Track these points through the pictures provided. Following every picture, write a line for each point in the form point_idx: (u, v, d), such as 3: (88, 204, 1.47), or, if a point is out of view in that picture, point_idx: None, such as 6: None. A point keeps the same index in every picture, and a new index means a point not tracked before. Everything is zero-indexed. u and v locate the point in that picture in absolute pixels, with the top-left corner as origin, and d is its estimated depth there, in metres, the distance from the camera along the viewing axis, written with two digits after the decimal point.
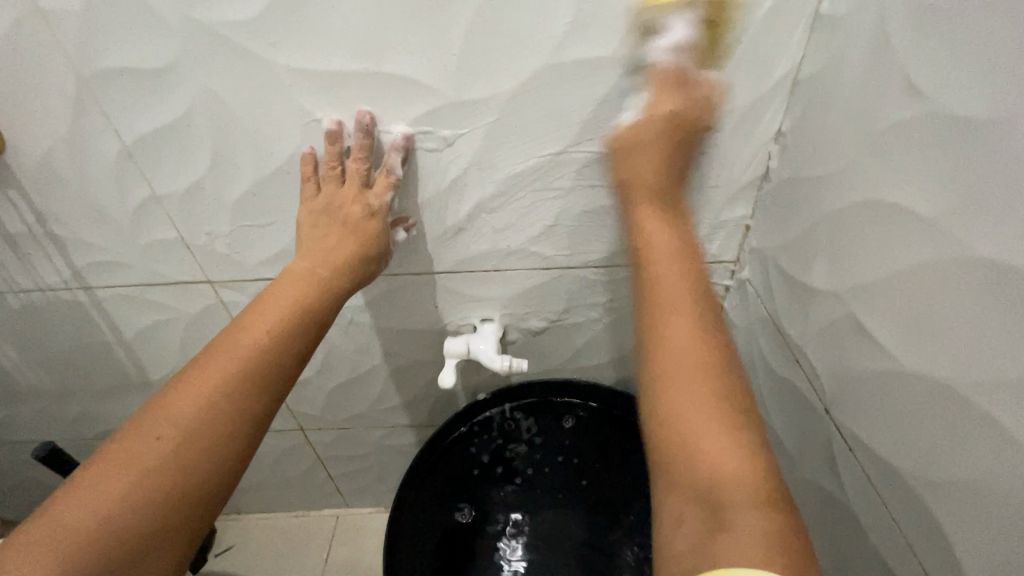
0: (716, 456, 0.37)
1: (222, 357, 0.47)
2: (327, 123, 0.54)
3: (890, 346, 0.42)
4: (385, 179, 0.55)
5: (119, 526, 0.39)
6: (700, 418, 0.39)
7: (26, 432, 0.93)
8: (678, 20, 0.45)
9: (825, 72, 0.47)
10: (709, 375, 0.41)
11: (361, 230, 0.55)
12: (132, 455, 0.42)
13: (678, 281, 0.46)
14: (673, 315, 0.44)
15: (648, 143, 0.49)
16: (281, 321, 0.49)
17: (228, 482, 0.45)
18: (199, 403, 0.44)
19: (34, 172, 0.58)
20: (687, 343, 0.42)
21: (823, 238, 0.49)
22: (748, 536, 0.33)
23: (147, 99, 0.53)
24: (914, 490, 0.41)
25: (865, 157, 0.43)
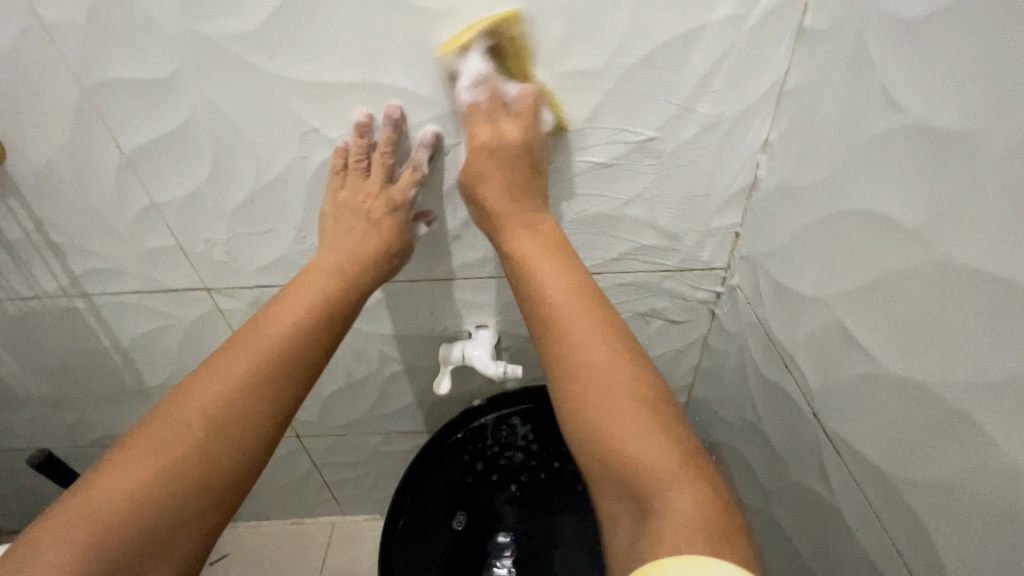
0: (634, 452, 0.40)
1: (253, 345, 0.48)
2: (356, 114, 0.54)
3: (875, 350, 0.43)
4: (409, 175, 0.56)
5: (149, 510, 0.40)
6: (612, 419, 0.42)
7: (21, 440, 0.93)
8: (476, 55, 0.50)
9: (809, 85, 0.49)
10: (617, 374, 0.43)
11: (382, 227, 0.58)
12: (166, 438, 0.43)
13: (565, 289, 0.49)
14: (567, 323, 0.47)
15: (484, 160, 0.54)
16: (307, 315, 0.51)
17: (256, 467, 0.46)
18: (232, 388, 0.45)
19: (35, 180, 0.59)
20: (588, 348, 0.45)
21: (810, 245, 0.50)
22: (678, 520, 0.35)
23: (147, 109, 0.54)
24: (900, 492, 0.42)
25: (847, 167, 0.44)
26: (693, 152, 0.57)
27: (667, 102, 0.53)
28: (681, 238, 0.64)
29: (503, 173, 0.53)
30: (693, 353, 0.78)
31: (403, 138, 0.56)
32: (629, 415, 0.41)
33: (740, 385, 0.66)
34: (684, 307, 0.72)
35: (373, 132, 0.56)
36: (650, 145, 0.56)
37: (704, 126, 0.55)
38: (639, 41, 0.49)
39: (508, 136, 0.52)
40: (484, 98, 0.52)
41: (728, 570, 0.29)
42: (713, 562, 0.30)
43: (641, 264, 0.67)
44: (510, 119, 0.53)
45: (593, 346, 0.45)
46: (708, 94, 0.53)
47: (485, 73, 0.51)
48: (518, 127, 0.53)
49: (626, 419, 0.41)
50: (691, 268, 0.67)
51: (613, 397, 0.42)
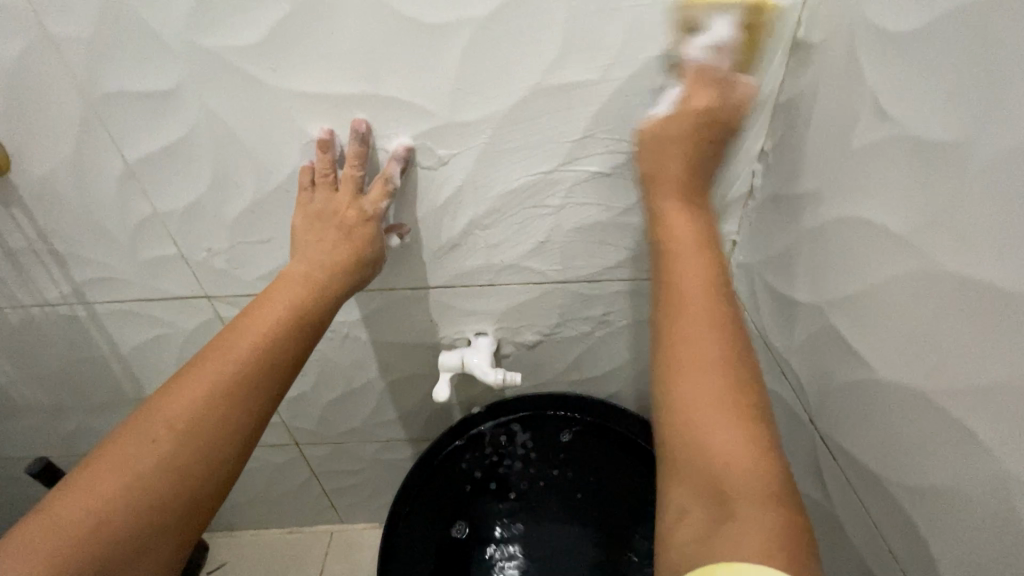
0: (737, 460, 0.36)
1: (220, 360, 0.47)
2: (319, 132, 0.55)
3: (869, 357, 0.43)
4: (381, 186, 0.56)
5: (111, 526, 0.40)
6: (720, 415, 0.38)
7: (20, 448, 0.93)
8: (728, 19, 0.46)
9: (803, 95, 0.49)
10: (732, 370, 0.40)
11: (354, 236, 0.56)
12: (130, 456, 0.42)
13: (702, 273, 0.44)
14: (694, 305, 0.43)
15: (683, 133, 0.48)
16: (276, 327, 0.50)
17: (225, 480, 0.46)
18: (196, 406, 0.45)
19: (38, 190, 0.59)
20: (708, 332, 0.41)
21: (804, 252, 0.50)
22: (754, 534, 0.33)
23: (151, 120, 0.54)
24: (895, 498, 0.42)
25: (840, 176, 0.45)
26: None
27: None
28: None
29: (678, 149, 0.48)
30: None
31: (372, 152, 0.57)
32: (739, 417, 0.38)
33: None
34: None
35: (336, 148, 0.56)
36: None
37: None
38: (636, 54, 0.50)
39: (708, 103, 0.47)
40: (722, 68, 0.47)
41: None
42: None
43: (639, 272, 0.68)
44: (710, 89, 0.47)
45: (715, 332, 0.41)
46: None
47: (732, 40, 0.47)
48: (708, 93, 0.47)
49: (732, 420, 0.38)
50: None
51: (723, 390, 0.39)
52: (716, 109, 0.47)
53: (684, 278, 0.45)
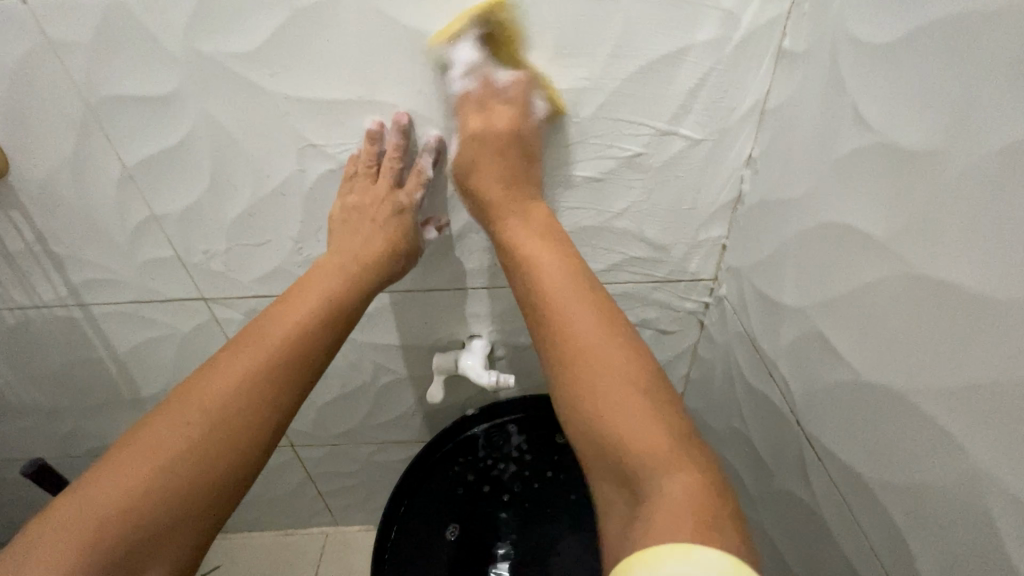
0: (629, 438, 0.40)
1: (256, 346, 0.48)
2: (369, 123, 0.55)
3: (851, 359, 0.44)
4: (416, 179, 0.59)
5: (146, 507, 0.41)
6: (606, 402, 0.42)
7: (15, 449, 0.93)
8: (467, 44, 0.51)
9: (789, 103, 0.51)
10: (599, 356, 0.44)
11: (389, 227, 0.58)
12: (165, 438, 0.43)
13: (565, 277, 0.49)
14: (557, 308, 0.48)
15: (480, 149, 0.55)
16: (311, 316, 0.51)
17: (253, 468, 0.46)
18: (233, 389, 0.46)
19: (37, 192, 0.60)
20: (573, 327, 0.46)
21: (790, 257, 0.52)
22: (670, 499, 0.35)
23: (149, 124, 0.55)
24: (878, 498, 0.43)
25: (825, 183, 0.46)
26: (679, 167, 0.59)
27: (653, 119, 0.55)
28: (669, 250, 0.66)
29: (501, 160, 0.55)
30: (683, 362, 0.79)
31: (412, 145, 0.58)
32: (623, 397, 0.41)
33: (728, 393, 0.68)
34: (673, 317, 0.73)
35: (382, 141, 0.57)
36: (637, 160, 0.58)
37: (689, 142, 0.57)
38: (625, 62, 0.51)
39: (500, 124, 0.54)
40: (500, 90, 0.53)
41: (703, 559, 0.28)
42: (697, 551, 0.29)
43: (631, 275, 0.69)
44: (505, 105, 0.54)
45: (576, 325, 0.46)
46: (693, 111, 0.55)
47: (478, 59, 0.52)
48: (510, 112, 0.54)
49: (620, 402, 0.41)
50: (680, 279, 0.69)
51: (603, 381, 0.43)
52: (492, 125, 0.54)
53: (546, 282, 0.49)
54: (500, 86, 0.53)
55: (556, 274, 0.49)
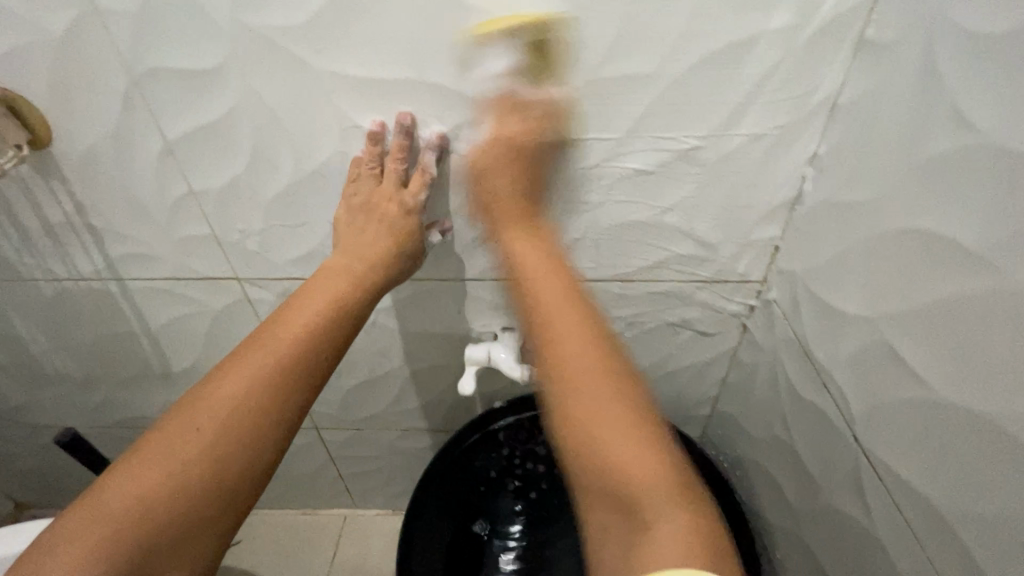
0: (629, 467, 0.38)
1: (260, 351, 0.46)
2: (371, 123, 0.55)
3: (929, 376, 0.41)
4: (420, 179, 0.57)
5: (153, 516, 0.40)
6: (609, 431, 0.39)
7: (49, 417, 0.95)
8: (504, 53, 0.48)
9: (866, 99, 0.47)
10: (596, 377, 0.41)
11: (395, 229, 0.57)
12: (173, 449, 0.42)
13: (562, 289, 0.46)
14: (549, 317, 0.45)
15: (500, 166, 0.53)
16: (316, 318, 0.49)
17: (266, 473, 0.45)
18: (239, 397, 0.44)
19: (78, 165, 0.60)
20: (570, 341, 0.43)
21: (856, 264, 0.49)
22: (674, 534, 0.35)
23: (191, 98, 0.54)
24: (949, 522, 0.41)
25: (906, 187, 0.43)
26: (736, 163, 0.56)
27: (715, 110, 0.52)
28: (718, 249, 0.63)
29: (510, 167, 0.53)
30: (721, 365, 0.77)
31: (416, 146, 0.57)
32: (627, 423, 0.39)
33: (772, 401, 0.65)
34: (716, 319, 0.70)
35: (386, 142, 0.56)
36: (693, 153, 0.55)
37: (750, 137, 0.54)
38: (691, 49, 0.48)
39: (513, 136, 0.52)
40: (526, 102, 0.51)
41: None
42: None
43: (675, 274, 0.66)
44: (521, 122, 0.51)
45: (577, 340, 0.43)
46: (759, 102, 0.51)
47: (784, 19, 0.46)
48: (527, 129, 0.52)
49: (615, 430, 0.39)
50: (726, 280, 0.66)
51: (608, 406, 0.40)
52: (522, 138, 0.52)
53: (540, 285, 0.47)
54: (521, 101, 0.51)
55: (558, 293, 0.46)
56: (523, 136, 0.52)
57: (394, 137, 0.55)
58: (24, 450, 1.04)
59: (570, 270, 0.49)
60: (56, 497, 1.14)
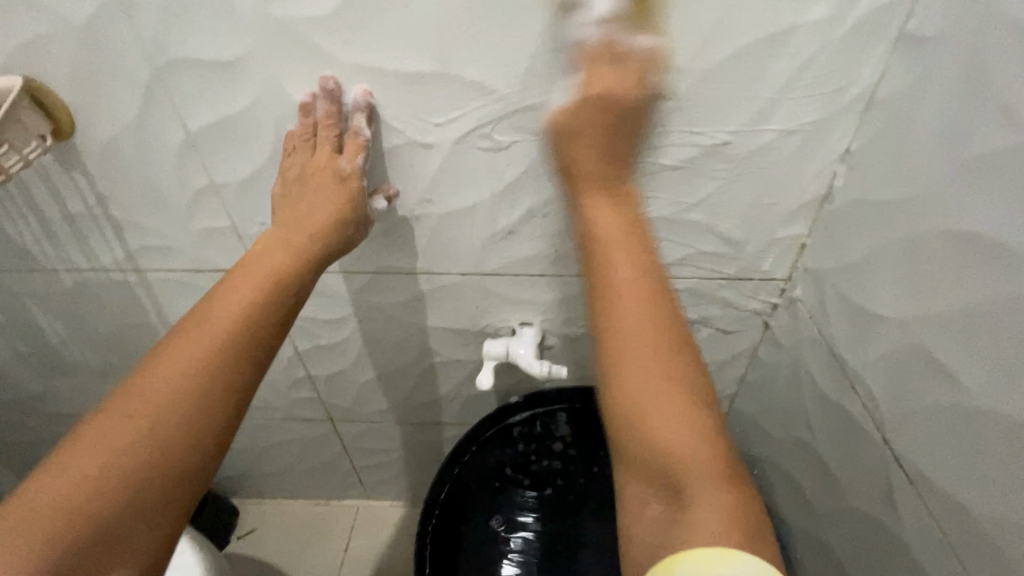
0: (680, 448, 0.41)
1: (199, 332, 0.45)
2: (303, 96, 0.53)
3: (968, 381, 0.41)
4: (355, 142, 0.55)
5: (87, 511, 0.39)
6: (658, 414, 0.42)
7: (67, 406, 0.96)
8: None
9: (905, 95, 0.46)
10: (659, 357, 0.44)
11: (334, 195, 0.54)
12: (106, 436, 0.41)
13: (632, 265, 0.48)
14: (615, 293, 0.47)
15: (592, 115, 0.49)
16: (256, 294, 0.48)
17: (214, 455, 0.44)
18: (176, 378, 0.43)
19: (100, 156, 0.59)
20: (633, 320, 0.45)
21: (891, 265, 0.48)
22: (710, 517, 0.38)
23: (213, 89, 0.53)
24: (983, 527, 0.41)
25: (947, 187, 0.42)
26: (765, 159, 0.54)
27: (745, 105, 0.51)
28: (742, 247, 0.62)
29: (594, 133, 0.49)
30: (740, 364, 0.76)
31: (345, 111, 0.54)
32: (675, 409, 0.42)
33: (794, 400, 0.64)
34: (737, 317, 0.70)
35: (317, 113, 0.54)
36: (724, 150, 0.54)
37: (781, 132, 0.52)
38: (724, 42, 0.47)
39: (606, 91, 0.48)
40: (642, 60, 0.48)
41: (753, 562, 0.33)
42: (744, 559, 0.33)
43: (697, 271, 0.65)
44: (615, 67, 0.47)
45: (639, 321, 0.45)
46: (791, 97, 0.50)
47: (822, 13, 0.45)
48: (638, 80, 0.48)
49: (668, 415, 0.42)
50: (750, 278, 0.65)
51: (656, 389, 0.43)
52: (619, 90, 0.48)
53: (609, 259, 0.48)
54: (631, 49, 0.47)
55: (627, 268, 0.47)
56: (618, 95, 0.48)
57: (322, 104, 0.53)
58: (42, 439, 1.05)
59: (642, 231, 0.50)
60: None
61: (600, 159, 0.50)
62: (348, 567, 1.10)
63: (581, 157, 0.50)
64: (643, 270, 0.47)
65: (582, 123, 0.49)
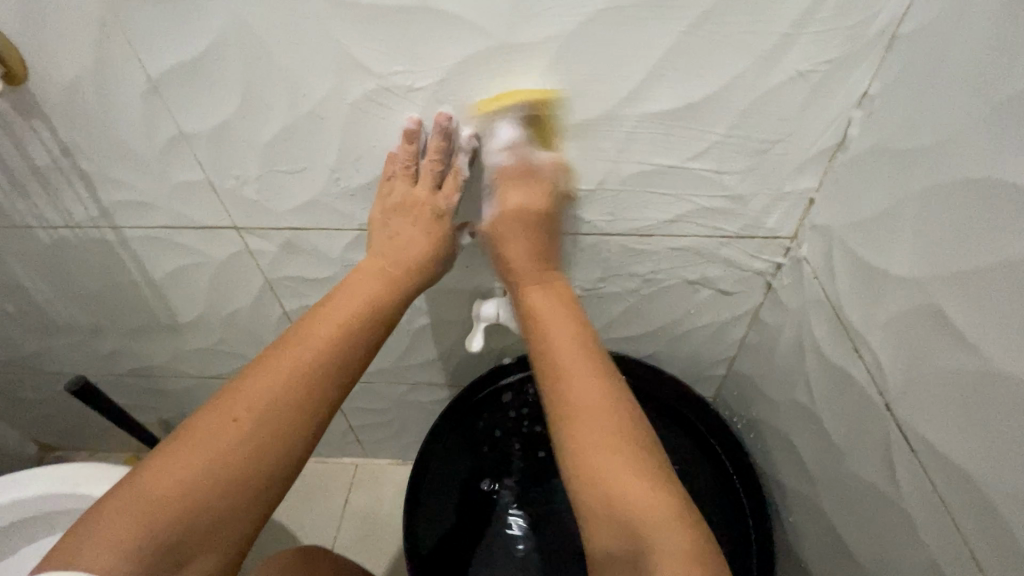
0: (632, 496, 0.42)
1: (301, 345, 0.48)
2: (406, 121, 0.54)
3: (983, 345, 0.38)
4: (453, 181, 0.57)
5: (191, 505, 0.41)
6: (615, 465, 0.43)
7: (60, 365, 0.96)
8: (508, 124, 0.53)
9: (935, 26, 0.41)
10: (599, 405, 0.46)
11: (433, 232, 0.58)
12: (213, 435, 0.43)
13: (561, 325, 0.51)
14: (552, 352, 0.50)
15: (510, 226, 0.57)
16: (353, 317, 0.51)
17: (297, 462, 0.46)
18: (279, 387, 0.46)
19: (60, 103, 0.56)
20: (572, 374, 0.48)
21: (908, 218, 0.44)
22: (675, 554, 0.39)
23: (173, 29, 0.49)
24: (986, 495, 0.39)
25: (978, 130, 0.37)
26: (774, 105, 0.50)
27: (756, 42, 0.46)
28: (747, 202, 0.58)
29: (528, 238, 0.57)
30: (741, 326, 0.73)
31: (452, 147, 0.56)
32: (623, 463, 0.43)
33: (796, 363, 0.62)
34: (739, 277, 0.66)
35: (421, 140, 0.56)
36: (728, 91, 0.49)
37: (794, 74, 0.48)
38: None
39: (534, 206, 0.56)
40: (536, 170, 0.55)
41: None
42: None
43: (697, 229, 0.61)
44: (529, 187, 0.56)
45: (578, 375, 0.48)
46: (808, 31, 0.45)
47: None
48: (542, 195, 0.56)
49: (623, 469, 0.43)
50: (754, 236, 0.61)
51: (597, 439, 0.44)
52: (533, 205, 0.56)
53: (547, 324, 0.52)
54: (535, 164, 0.55)
55: (562, 329, 0.51)
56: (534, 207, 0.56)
57: (431, 137, 0.55)
58: (42, 397, 1.06)
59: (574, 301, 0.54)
60: (78, 441, 1.18)
61: (535, 256, 0.57)
62: (348, 522, 1.12)
63: (512, 257, 0.57)
64: (574, 325, 0.51)
65: (512, 244, 0.57)
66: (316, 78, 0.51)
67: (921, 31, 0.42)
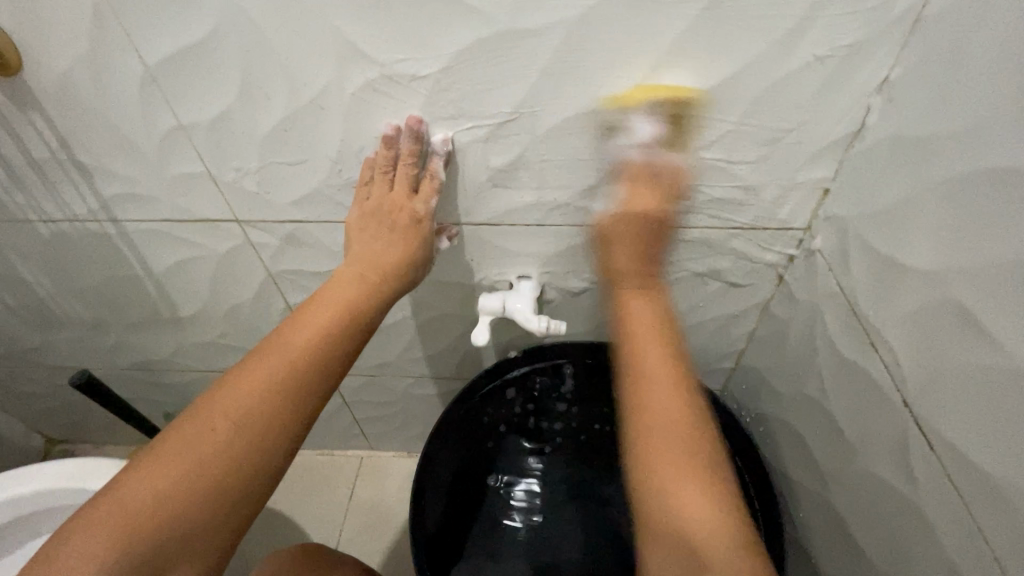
0: (693, 510, 0.42)
1: (278, 354, 0.47)
2: (385, 126, 0.54)
3: (1007, 341, 0.37)
4: (430, 184, 0.57)
5: (162, 518, 0.40)
6: (677, 480, 0.44)
7: (64, 359, 0.95)
8: (648, 122, 0.51)
9: (961, 6, 0.39)
10: (675, 419, 0.47)
11: (409, 236, 0.57)
12: (186, 448, 0.42)
13: (651, 337, 0.52)
14: (638, 364, 0.51)
15: (625, 230, 0.56)
16: (330, 323, 0.50)
17: (274, 473, 0.45)
18: (253, 398, 0.44)
19: (55, 94, 0.54)
20: (652, 386, 0.49)
21: (927, 209, 0.43)
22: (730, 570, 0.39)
23: (168, 16, 0.48)
24: (1007, 495, 0.38)
25: (1004, 117, 0.36)
26: (790, 91, 0.48)
27: (773, 26, 0.44)
28: (759, 192, 0.56)
29: (633, 245, 0.56)
30: (751, 318, 0.72)
31: (426, 150, 0.56)
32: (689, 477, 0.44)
33: (807, 357, 0.61)
34: (749, 269, 0.65)
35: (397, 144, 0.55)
36: (741, 77, 0.48)
37: (811, 59, 0.46)
38: None
39: (653, 210, 0.55)
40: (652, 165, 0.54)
41: None
42: None
43: (707, 220, 0.60)
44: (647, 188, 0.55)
45: (657, 387, 0.49)
46: (827, 14, 0.43)
47: None
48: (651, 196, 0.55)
49: (687, 483, 0.44)
50: (765, 228, 0.60)
51: (674, 452, 0.45)
52: (643, 207, 0.55)
53: (637, 333, 0.53)
54: (661, 167, 0.54)
55: (651, 342, 0.52)
56: (643, 209, 0.55)
57: (405, 141, 0.54)
58: (48, 391, 1.06)
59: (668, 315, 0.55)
60: (84, 433, 1.18)
61: (638, 261, 0.56)
62: (353, 514, 1.12)
63: (617, 264, 0.57)
64: (663, 338, 0.52)
65: (619, 250, 0.57)
66: (315, 67, 0.50)
67: (946, 12, 0.40)
